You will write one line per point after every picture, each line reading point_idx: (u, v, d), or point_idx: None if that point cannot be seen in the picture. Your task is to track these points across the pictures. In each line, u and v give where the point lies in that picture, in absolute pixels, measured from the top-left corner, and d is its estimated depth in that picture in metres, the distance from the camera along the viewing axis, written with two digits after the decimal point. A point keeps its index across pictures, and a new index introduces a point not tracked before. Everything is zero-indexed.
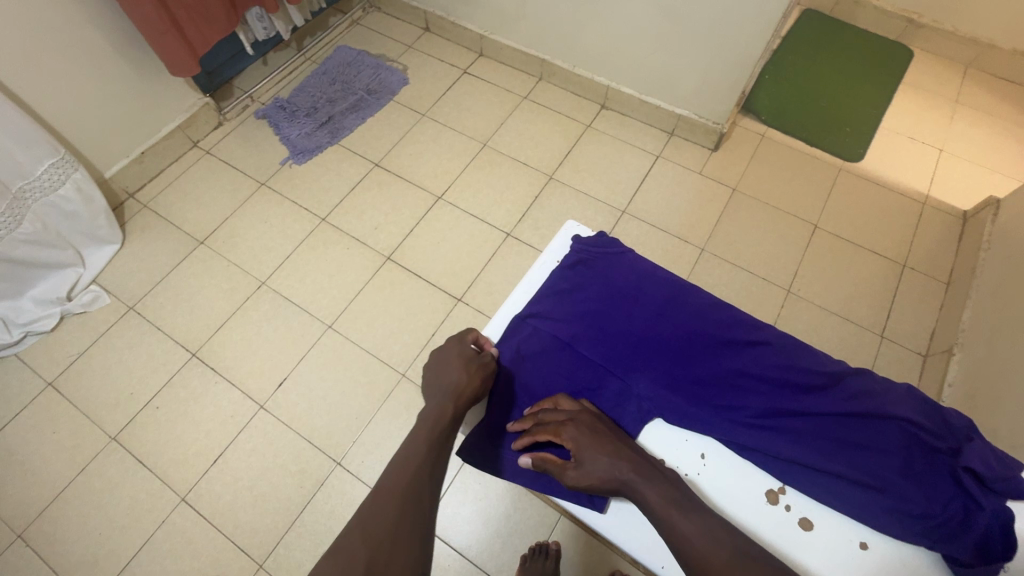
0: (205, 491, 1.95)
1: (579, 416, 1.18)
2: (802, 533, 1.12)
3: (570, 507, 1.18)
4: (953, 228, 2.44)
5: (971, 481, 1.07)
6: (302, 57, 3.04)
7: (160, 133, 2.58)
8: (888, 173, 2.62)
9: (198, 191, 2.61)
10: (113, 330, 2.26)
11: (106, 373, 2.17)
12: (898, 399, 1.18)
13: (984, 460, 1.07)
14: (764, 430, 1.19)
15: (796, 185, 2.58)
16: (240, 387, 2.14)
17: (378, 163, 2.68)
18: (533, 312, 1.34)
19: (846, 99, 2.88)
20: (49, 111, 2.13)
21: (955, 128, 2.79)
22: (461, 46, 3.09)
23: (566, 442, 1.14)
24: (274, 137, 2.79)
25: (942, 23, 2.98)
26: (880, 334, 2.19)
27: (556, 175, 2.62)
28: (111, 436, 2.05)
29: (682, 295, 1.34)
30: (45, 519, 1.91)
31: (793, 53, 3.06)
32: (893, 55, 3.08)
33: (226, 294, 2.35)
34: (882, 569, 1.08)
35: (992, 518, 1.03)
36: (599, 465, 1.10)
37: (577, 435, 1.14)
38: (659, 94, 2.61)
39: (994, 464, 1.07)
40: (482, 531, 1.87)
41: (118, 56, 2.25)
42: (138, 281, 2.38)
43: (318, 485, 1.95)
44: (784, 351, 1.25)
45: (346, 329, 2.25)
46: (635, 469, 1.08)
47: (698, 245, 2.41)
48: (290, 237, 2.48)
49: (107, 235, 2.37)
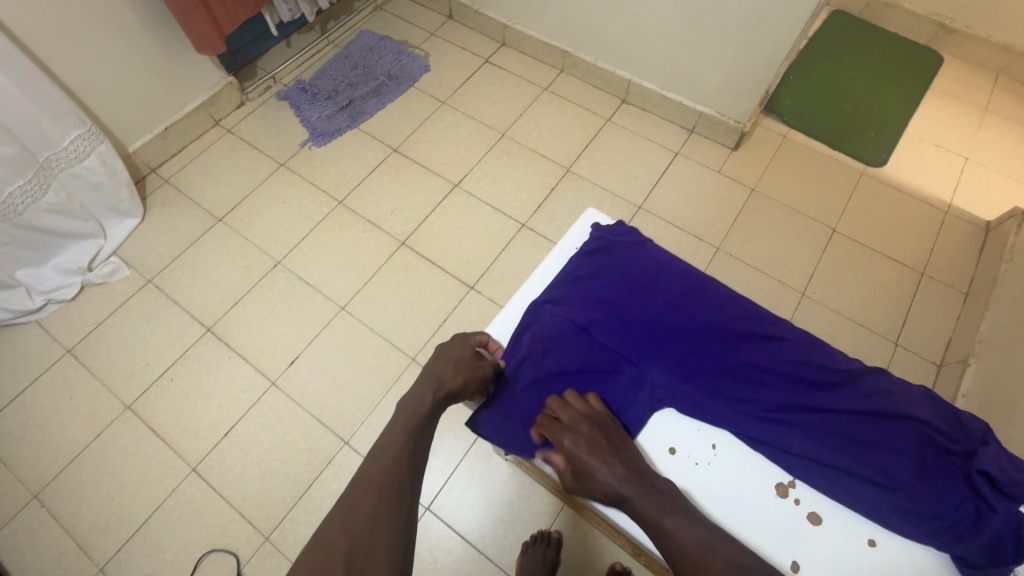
0: (215, 462, 1.99)
1: (579, 426, 1.16)
2: (811, 527, 1.11)
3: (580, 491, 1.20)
4: (974, 238, 2.40)
5: (985, 484, 1.08)
6: (325, 40, 3.06)
7: (183, 110, 2.61)
8: (911, 180, 2.58)
9: (219, 169, 2.64)
10: (131, 302, 2.30)
11: (123, 343, 2.21)
12: (915, 400, 1.19)
13: (998, 464, 1.09)
14: (778, 424, 1.20)
15: (816, 187, 2.55)
16: (252, 363, 2.17)
17: (396, 148, 2.69)
18: (549, 297, 1.34)
19: (872, 103, 2.84)
20: (78, 83, 2.16)
21: (982, 137, 2.74)
22: (484, 35, 3.08)
23: (564, 451, 1.14)
24: (295, 119, 2.80)
25: (975, 29, 2.92)
26: (895, 341, 2.17)
27: (573, 167, 2.62)
28: (126, 405, 2.09)
29: (699, 286, 1.34)
30: (60, 481, 1.96)
31: (819, 54, 3.01)
32: (922, 60, 3.02)
33: (242, 271, 2.38)
34: (891, 567, 1.07)
35: (1004, 522, 1.04)
36: (597, 479, 1.10)
37: (574, 447, 1.13)
38: (681, 90, 2.58)
39: (1008, 468, 1.08)
40: (485, 516, 1.89)
41: (146, 32, 2.28)
42: (157, 254, 2.41)
43: (325, 463, 1.98)
44: (800, 347, 1.25)
45: (359, 311, 2.27)
46: (630, 487, 1.08)
47: (713, 244, 2.40)
48: (307, 219, 2.50)
49: (128, 209, 2.41)
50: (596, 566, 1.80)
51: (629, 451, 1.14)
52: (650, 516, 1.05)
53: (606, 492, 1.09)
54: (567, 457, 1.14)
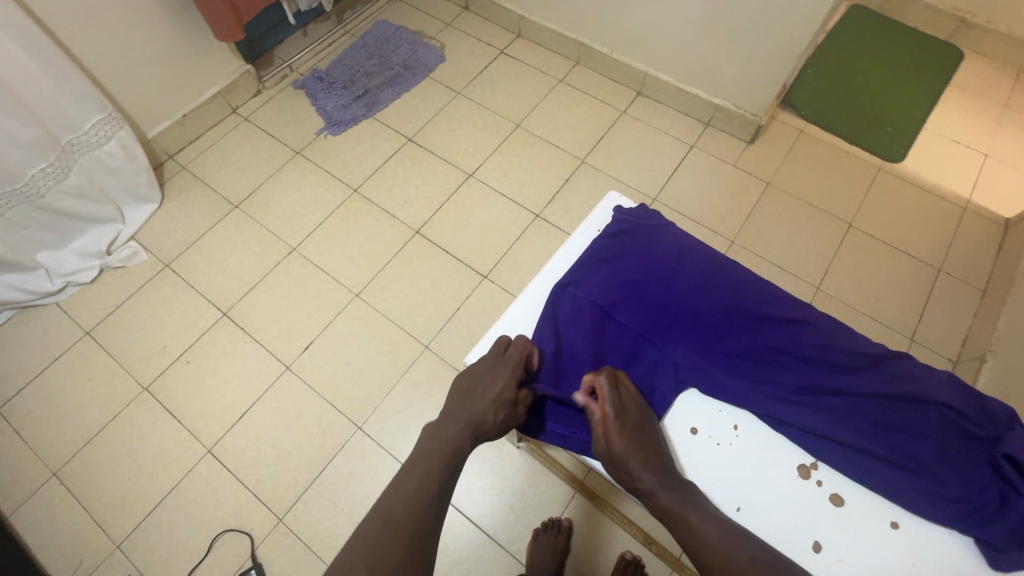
0: (230, 444, 2.02)
1: (625, 407, 1.18)
2: (832, 508, 1.13)
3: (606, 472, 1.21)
4: (993, 235, 2.37)
5: (1011, 469, 1.07)
6: (341, 30, 3.07)
7: (201, 98, 2.63)
8: (929, 175, 2.55)
9: (235, 156, 2.66)
10: (149, 285, 2.33)
11: (141, 326, 2.24)
12: (941, 385, 1.18)
13: None
14: (801, 406, 1.19)
15: (833, 182, 2.53)
16: (267, 347, 2.19)
17: (411, 138, 2.70)
18: (571, 279, 1.34)
19: (890, 98, 2.81)
20: (100, 69, 2.19)
21: (1002, 134, 2.70)
22: (499, 26, 3.08)
23: (603, 424, 1.16)
24: (310, 107, 2.82)
25: (997, 25, 2.87)
26: (910, 337, 2.15)
27: (588, 159, 2.61)
28: (143, 387, 2.12)
29: (722, 269, 1.33)
30: (78, 460, 1.99)
31: (838, 49, 2.98)
32: (942, 55, 2.99)
33: (258, 257, 2.40)
34: (912, 549, 1.08)
35: None
36: (625, 460, 1.12)
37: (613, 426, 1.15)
38: (698, 83, 2.57)
39: None
40: (496, 502, 1.90)
41: (167, 19, 2.30)
42: (174, 240, 2.44)
43: (339, 447, 2.00)
44: (824, 331, 1.24)
45: (372, 298, 2.28)
46: (658, 479, 1.09)
47: (728, 237, 2.39)
48: (322, 206, 2.52)
49: (146, 194, 2.43)
50: (606, 554, 1.81)
51: (661, 445, 1.16)
52: (673, 508, 1.05)
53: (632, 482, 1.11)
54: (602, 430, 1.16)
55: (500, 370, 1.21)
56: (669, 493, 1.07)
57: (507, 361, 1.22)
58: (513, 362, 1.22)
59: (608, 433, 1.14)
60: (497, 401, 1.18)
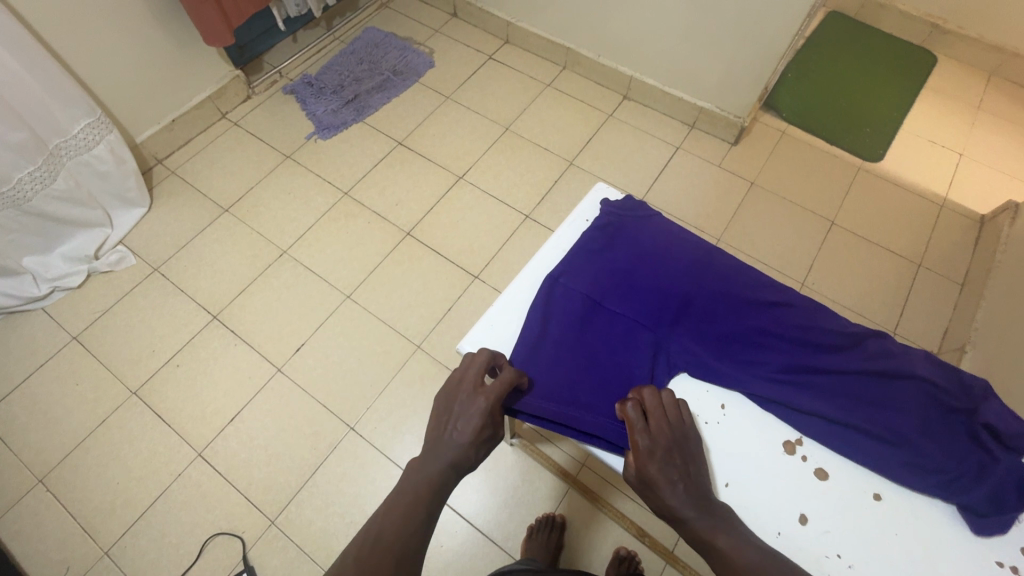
0: (221, 447, 2.00)
1: (662, 433, 1.11)
2: (816, 482, 1.17)
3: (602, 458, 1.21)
4: (970, 230, 2.44)
5: (990, 438, 1.12)
6: (330, 36, 3.10)
7: (190, 102, 2.63)
8: (907, 174, 2.63)
9: (224, 160, 2.67)
10: (137, 290, 2.32)
11: (129, 330, 2.23)
12: (919, 361, 1.22)
13: (1001, 417, 1.12)
14: (787, 384, 1.23)
15: (815, 181, 2.59)
16: (258, 350, 2.19)
17: (401, 142, 2.73)
18: (561, 269, 1.37)
19: (868, 100, 2.90)
20: (88, 72, 2.19)
21: (975, 134, 2.79)
22: (487, 32, 3.13)
23: (638, 451, 1.08)
24: (300, 112, 2.84)
25: (967, 30, 2.98)
26: (893, 330, 2.20)
27: (576, 161, 2.66)
28: (131, 391, 2.10)
29: (708, 257, 1.37)
30: (65, 466, 1.96)
31: (816, 53, 3.07)
32: (917, 59, 3.09)
33: (248, 260, 2.40)
34: (894, 519, 1.12)
35: (1006, 472, 1.09)
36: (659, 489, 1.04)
37: (648, 454, 1.07)
38: (682, 86, 2.63)
39: (1011, 421, 1.13)
40: (490, 500, 1.90)
41: (156, 24, 2.31)
42: (163, 244, 2.43)
43: (331, 448, 1.99)
44: (806, 313, 1.28)
45: (364, 300, 2.29)
46: (693, 507, 1.02)
47: (714, 236, 2.43)
48: (313, 209, 2.52)
49: (135, 198, 2.43)
50: (600, 550, 1.81)
51: (696, 473, 1.09)
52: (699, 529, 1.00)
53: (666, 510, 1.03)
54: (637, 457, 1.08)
55: (478, 402, 1.11)
56: (703, 519, 1.01)
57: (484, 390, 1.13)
58: (494, 394, 1.13)
59: (644, 460, 1.07)
60: (475, 436, 1.08)
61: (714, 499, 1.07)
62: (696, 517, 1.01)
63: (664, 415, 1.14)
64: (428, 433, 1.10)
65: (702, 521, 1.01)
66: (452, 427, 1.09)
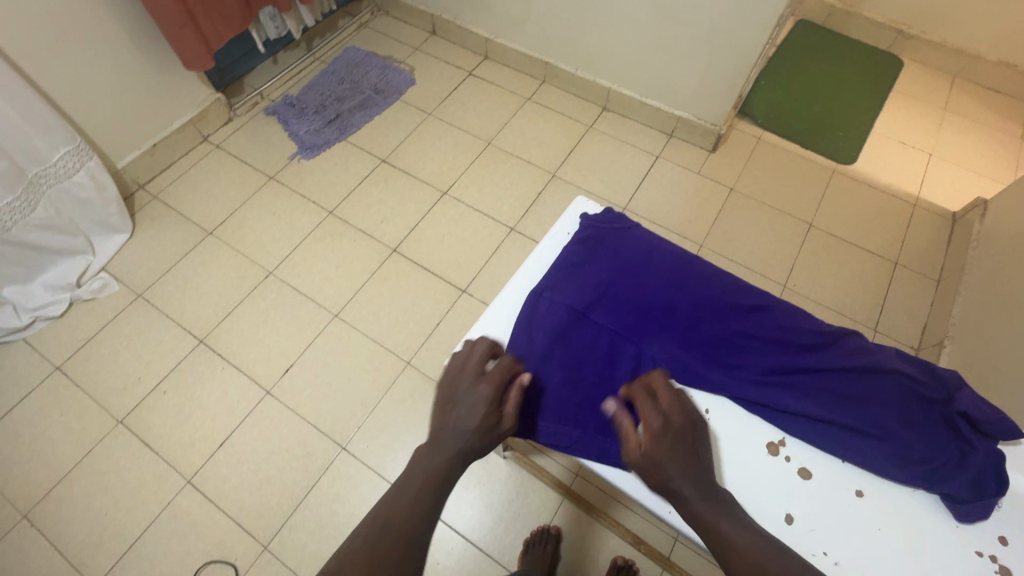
0: (211, 473, 1.97)
1: (672, 415, 1.11)
2: (801, 481, 1.19)
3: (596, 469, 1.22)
4: (942, 228, 2.52)
5: (965, 425, 1.15)
6: (311, 57, 3.13)
7: (171, 127, 2.63)
8: (880, 175, 2.71)
9: (208, 183, 2.66)
10: (121, 317, 2.29)
11: (114, 358, 2.20)
12: (891, 356, 1.25)
13: (975, 405, 1.16)
14: (772, 386, 1.25)
15: (792, 185, 2.65)
16: (247, 373, 2.17)
17: (384, 159, 2.74)
18: (545, 285, 1.39)
19: (839, 105, 2.98)
20: (67, 100, 2.18)
21: (943, 134, 2.89)
22: (467, 49, 3.18)
23: (649, 423, 1.08)
24: (283, 133, 2.85)
25: (930, 35, 3.09)
26: (874, 328, 2.25)
27: (558, 173, 2.69)
28: (117, 420, 2.07)
29: (688, 265, 1.40)
30: (50, 500, 1.92)
31: (788, 61, 3.16)
32: (883, 64, 3.19)
33: (234, 282, 2.39)
34: (878, 514, 1.15)
35: (984, 458, 1.12)
36: (663, 463, 1.03)
37: (659, 427, 1.07)
38: (659, 96, 2.69)
39: (984, 408, 1.16)
40: (485, 515, 1.90)
41: (135, 49, 2.32)
42: (147, 269, 2.41)
43: (324, 469, 1.98)
44: (785, 315, 1.31)
45: (352, 318, 2.29)
46: (694, 486, 1.02)
47: (697, 241, 2.48)
48: (298, 229, 2.52)
49: (117, 224, 2.41)
50: (596, 559, 1.82)
51: (700, 461, 1.08)
52: (701, 512, 1.00)
53: (666, 485, 1.02)
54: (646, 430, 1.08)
55: (483, 385, 1.11)
56: (705, 501, 1.01)
57: (487, 374, 1.14)
58: (497, 377, 1.13)
59: (652, 433, 1.06)
60: (482, 420, 1.06)
61: (718, 486, 1.07)
62: (698, 499, 1.01)
63: (675, 400, 1.14)
64: (433, 423, 1.08)
65: (704, 503, 1.01)
66: (458, 411, 1.07)
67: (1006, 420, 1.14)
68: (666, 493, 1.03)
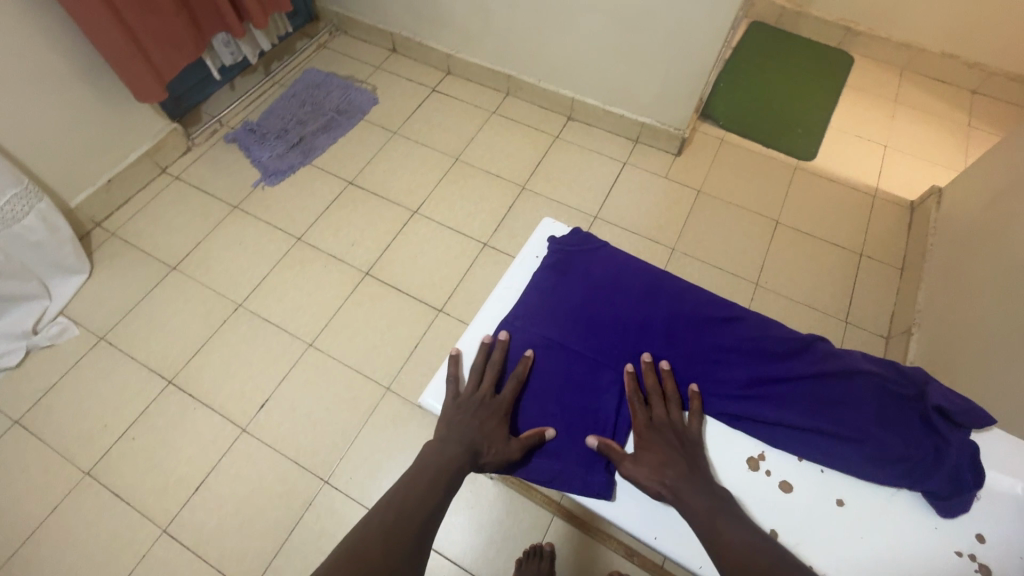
0: (188, 520, 1.90)
1: (665, 424, 1.21)
2: (782, 495, 1.19)
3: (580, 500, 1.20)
4: (902, 217, 2.59)
5: (940, 419, 1.18)
6: (269, 81, 3.07)
7: (126, 160, 2.55)
8: (840, 169, 2.78)
9: (168, 216, 2.58)
10: (83, 362, 2.20)
11: (78, 406, 2.10)
12: (859, 358, 1.28)
13: (946, 398, 1.20)
14: (751, 398, 1.26)
15: (757, 184, 2.71)
16: (220, 411, 2.10)
17: (351, 181, 2.70)
18: (519, 314, 1.38)
19: (796, 103, 3.06)
20: (12, 140, 2.09)
21: (896, 126, 2.99)
22: (429, 65, 3.16)
23: (642, 435, 1.19)
24: (244, 160, 2.78)
25: (877, 31, 3.20)
26: (845, 320, 2.30)
27: (528, 185, 2.69)
28: (84, 471, 1.98)
29: (659, 281, 1.40)
30: (14, 563, 1.82)
31: (744, 62, 3.24)
32: (835, 60, 3.29)
33: (202, 317, 2.31)
34: (860, 523, 1.16)
35: (960, 451, 1.15)
36: (656, 468, 1.14)
37: (649, 438, 1.18)
38: (622, 104, 2.72)
39: (954, 400, 1.20)
40: (475, 539, 1.86)
41: (83, 83, 2.24)
42: (108, 310, 2.32)
43: (306, 505, 1.92)
44: (757, 325, 1.33)
45: (327, 346, 2.23)
46: (688, 484, 1.11)
47: (669, 246, 2.50)
48: (266, 258, 2.46)
49: (74, 265, 2.32)
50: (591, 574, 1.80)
51: (696, 465, 1.16)
52: (700, 513, 1.06)
53: (664, 487, 1.11)
54: (640, 441, 1.19)
55: (491, 410, 1.23)
56: (699, 496, 1.09)
57: (497, 400, 1.25)
58: (504, 403, 1.24)
59: (643, 442, 1.18)
60: (489, 441, 1.18)
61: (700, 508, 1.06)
62: (694, 495, 1.09)
63: (667, 410, 1.24)
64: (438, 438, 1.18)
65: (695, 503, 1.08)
66: (468, 430, 1.18)
67: (977, 409, 1.18)
68: (665, 497, 1.11)
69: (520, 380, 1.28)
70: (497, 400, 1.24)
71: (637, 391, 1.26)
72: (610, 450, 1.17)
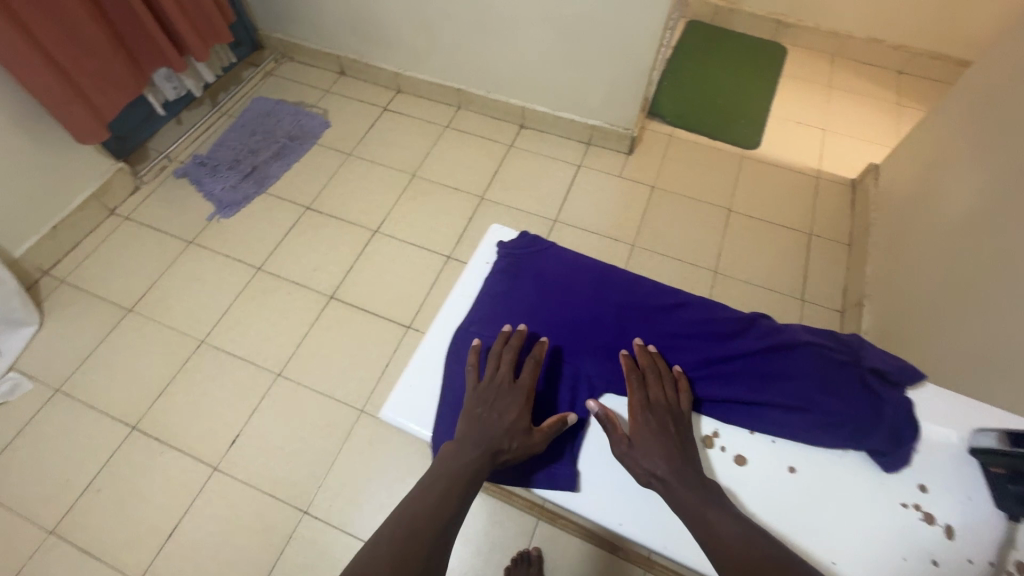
0: (163, 568, 1.83)
1: (666, 407, 1.21)
2: (738, 468, 1.23)
3: (546, 495, 1.21)
4: (845, 195, 2.72)
5: (875, 379, 1.26)
6: (217, 112, 3.03)
7: (71, 205, 2.47)
8: (784, 155, 2.90)
9: (121, 258, 2.51)
10: (40, 416, 2.11)
11: (37, 463, 2.02)
12: (799, 330, 1.35)
13: (880, 360, 1.29)
14: (701, 379, 1.30)
15: (707, 175, 2.80)
16: (190, 452, 2.04)
17: (309, 206, 2.68)
18: (473, 319, 1.40)
19: (738, 95, 3.18)
20: None
21: (833, 110, 3.14)
22: (378, 85, 3.18)
23: (639, 421, 1.19)
24: (197, 194, 2.74)
25: (806, 22, 3.37)
26: (801, 298, 2.39)
27: (487, 195, 2.72)
28: (49, 530, 1.89)
29: (607, 275, 1.44)
30: None
31: (686, 60, 3.35)
32: (771, 52, 3.44)
33: (164, 358, 2.25)
34: (812, 487, 1.20)
35: (897, 408, 1.23)
36: (652, 457, 1.13)
37: (648, 423, 1.18)
38: (571, 109, 2.78)
39: (886, 361, 1.29)
40: (462, 552, 1.85)
41: (19, 130, 2.17)
42: (63, 360, 2.24)
43: (287, 539, 1.88)
44: (701, 308, 1.38)
45: (297, 374, 2.20)
46: (678, 475, 1.10)
47: (628, 242, 2.56)
48: (227, 291, 2.42)
49: (22, 317, 2.23)
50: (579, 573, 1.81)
51: (691, 450, 1.17)
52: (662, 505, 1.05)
53: (654, 477, 1.11)
54: (637, 427, 1.18)
55: (515, 396, 1.19)
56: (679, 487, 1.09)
57: (520, 386, 1.21)
58: (526, 388, 1.21)
59: (637, 430, 1.18)
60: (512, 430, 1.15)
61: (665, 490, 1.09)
62: (678, 485, 1.09)
63: (665, 392, 1.24)
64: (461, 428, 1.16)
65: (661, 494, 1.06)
66: (489, 419, 1.16)
67: (908, 368, 1.28)
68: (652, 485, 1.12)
69: (539, 363, 1.25)
70: (518, 384, 1.21)
71: (635, 370, 1.27)
72: (608, 421, 1.20)
